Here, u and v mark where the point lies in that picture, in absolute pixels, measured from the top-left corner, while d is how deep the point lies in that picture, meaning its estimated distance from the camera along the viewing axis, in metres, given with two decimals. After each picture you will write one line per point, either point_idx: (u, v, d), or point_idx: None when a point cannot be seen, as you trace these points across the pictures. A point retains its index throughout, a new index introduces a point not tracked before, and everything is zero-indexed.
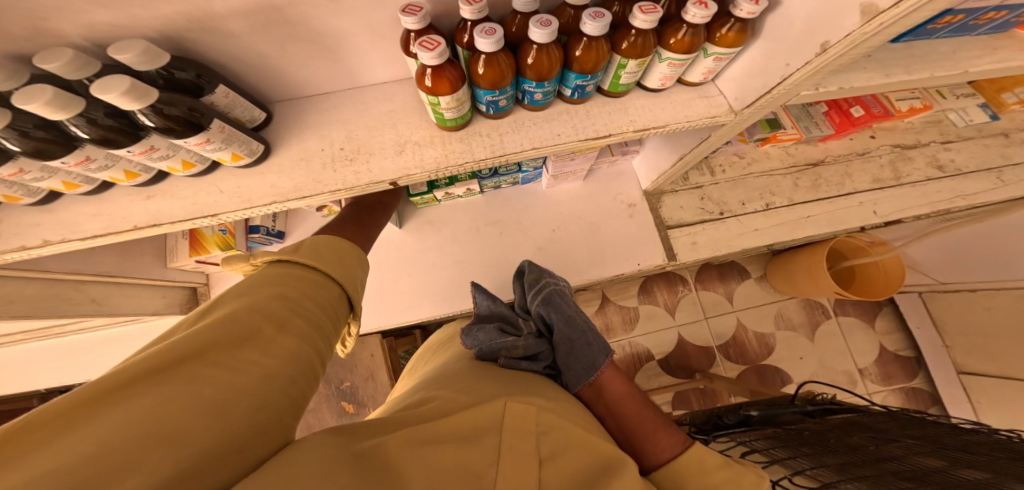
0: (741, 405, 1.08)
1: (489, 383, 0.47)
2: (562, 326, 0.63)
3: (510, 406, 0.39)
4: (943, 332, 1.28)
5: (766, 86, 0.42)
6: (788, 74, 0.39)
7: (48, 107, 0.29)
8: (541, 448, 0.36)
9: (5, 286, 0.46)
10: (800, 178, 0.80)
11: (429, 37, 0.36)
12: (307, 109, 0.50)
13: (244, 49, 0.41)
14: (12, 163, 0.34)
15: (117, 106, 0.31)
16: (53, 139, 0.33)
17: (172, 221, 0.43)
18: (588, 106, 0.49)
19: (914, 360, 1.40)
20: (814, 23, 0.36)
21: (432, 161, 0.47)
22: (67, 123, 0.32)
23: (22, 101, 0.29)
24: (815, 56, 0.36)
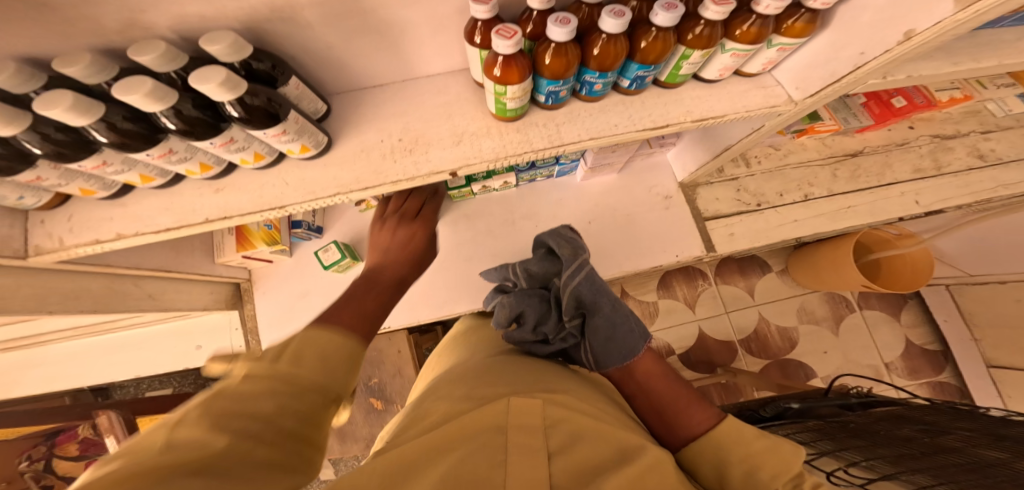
0: (775, 399, 1.07)
1: (491, 383, 0.48)
2: (605, 310, 0.60)
3: (512, 403, 0.41)
4: (973, 325, 1.26)
5: (835, 74, 0.41)
6: (863, 62, 0.38)
7: (149, 97, 0.30)
8: (550, 442, 0.37)
9: (73, 281, 0.47)
10: (838, 168, 0.78)
11: (505, 26, 0.36)
12: (363, 101, 0.50)
13: (313, 40, 0.40)
14: (96, 154, 0.34)
15: (210, 97, 0.32)
16: (140, 132, 0.34)
17: (241, 213, 0.43)
18: (644, 97, 0.49)
19: (942, 354, 1.38)
20: (897, 10, 0.35)
21: (492, 151, 0.47)
22: (158, 115, 0.32)
23: (124, 91, 0.29)
24: (898, 44, 0.35)
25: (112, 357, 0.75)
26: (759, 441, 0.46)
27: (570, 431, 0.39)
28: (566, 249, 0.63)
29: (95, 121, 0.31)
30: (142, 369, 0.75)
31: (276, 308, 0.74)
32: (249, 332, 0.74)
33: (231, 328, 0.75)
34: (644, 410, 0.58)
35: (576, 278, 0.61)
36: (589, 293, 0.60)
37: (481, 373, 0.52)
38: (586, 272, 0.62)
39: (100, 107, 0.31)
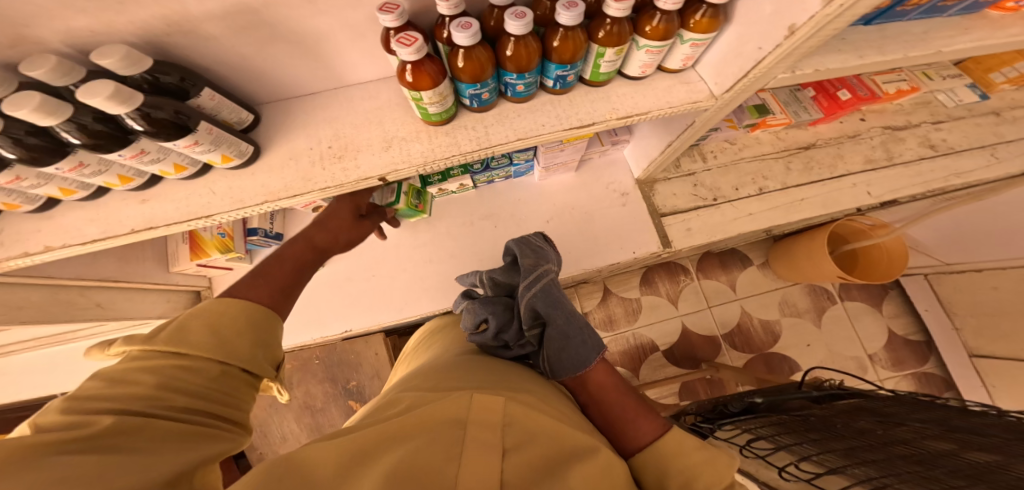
0: (746, 392, 1.08)
1: (461, 380, 0.47)
2: (559, 321, 0.59)
3: (477, 398, 0.40)
4: (951, 314, 1.25)
5: (741, 70, 0.42)
6: (760, 58, 0.39)
7: (37, 113, 0.31)
8: (505, 438, 0.36)
9: (13, 293, 0.48)
10: (792, 161, 0.79)
11: (408, 33, 0.37)
12: (295, 109, 0.52)
13: (227, 52, 0.42)
14: (8, 171, 0.35)
15: (106, 110, 0.33)
16: (46, 146, 0.35)
17: (167, 224, 0.44)
18: (571, 96, 0.49)
19: (923, 343, 1.37)
20: (781, 6, 0.36)
21: (419, 155, 0.48)
22: (59, 128, 0.34)
23: (12, 108, 0.30)
24: (783, 40, 0.36)
25: (77, 367, 0.77)
26: (697, 452, 0.43)
27: (524, 426, 0.38)
28: (529, 260, 0.63)
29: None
30: None
31: None
32: None
33: None
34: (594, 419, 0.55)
35: (533, 290, 0.60)
36: (544, 306, 0.60)
37: (448, 371, 0.52)
38: (546, 283, 0.62)
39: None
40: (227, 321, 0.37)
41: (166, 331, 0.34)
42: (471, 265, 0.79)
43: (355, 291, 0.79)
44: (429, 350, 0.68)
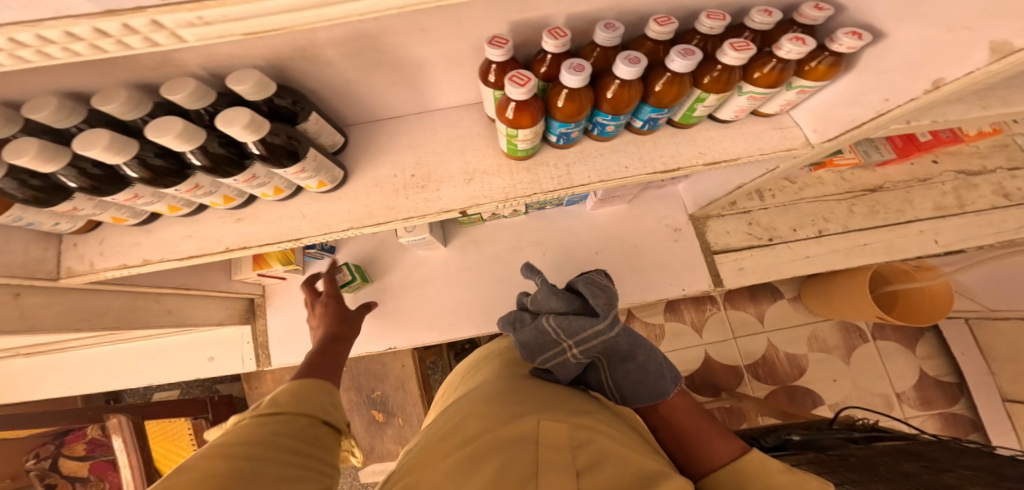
0: (779, 428, 1.05)
1: (524, 401, 0.49)
2: (640, 357, 0.55)
3: (542, 423, 0.42)
4: (989, 359, 1.21)
5: (856, 120, 0.42)
6: (886, 109, 0.39)
7: (178, 139, 0.32)
8: (577, 458, 0.37)
9: (100, 300, 0.50)
10: (856, 204, 0.78)
11: (518, 71, 0.38)
12: (380, 132, 0.53)
13: (336, 75, 0.43)
14: (129, 189, 0.36)
15: (237, 137, 0.35)
16: (169, 168, 0.36)
17: (259, 244, 0.46)
18: (655, 137, 0.49)
19: (955, 385, 1.32)
20: (927, 58, 0.36)
21: (501, 191, 0.49)
22: (187, 152, 0.35)
23: (156, 133, 0.32)
24: (923, 93, 0.36)
25: (126, 366, 0.78)
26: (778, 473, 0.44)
27: (593, 446, 0.39)
28: (600, 297, 0.54)
29: (127, 158, 0.32)
30: (155, 379, 0.77)
31: (287, 323, 0.78)
32: (260, 347, 0.78)
33: (243, 342, 0.78)
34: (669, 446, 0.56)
35: (614, 331, 0.53)
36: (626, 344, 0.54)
37: (511, 388, 0.53)
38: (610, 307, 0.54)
39: (133, 146, 0.33)
40: (304, 402, 0.45)
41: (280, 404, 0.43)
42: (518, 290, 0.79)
43: (402, 308, 0.80)
44: (482, 371, 0.68)
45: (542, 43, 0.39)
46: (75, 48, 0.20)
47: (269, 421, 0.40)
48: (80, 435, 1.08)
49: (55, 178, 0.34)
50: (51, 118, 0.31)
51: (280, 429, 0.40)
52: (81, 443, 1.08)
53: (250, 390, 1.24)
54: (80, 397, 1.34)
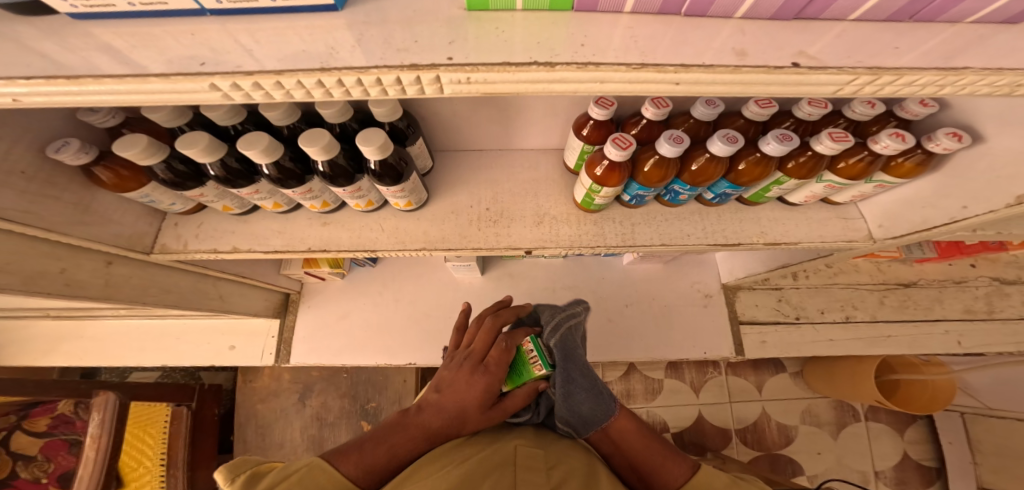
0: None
1: (497, 430, 0.54)
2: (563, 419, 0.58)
3: (520, 449, 0.48)
4: (973, 448, 1.20)
5: (927, 222, 0.44)
6: (963, 216, 0.40)
7: (321, 151, 0.37)
8: (551, 478, 0.44)
9: (169, 277, 0.52)
10: (887, 296, 0.81)
11: (619, 135, 0.43)
12: (462, 162, 0.58)
13: (446, 106, 0.49)
14: (254, 184, 0.42)
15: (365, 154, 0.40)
16: (294, 171, 0.41)
17: (337, 250, 0.50)
18: (721, 210, 0.52)
19: (934, 469, 1.29)
20: (1008, 174, 0.36)
21: (566, 238, 0.52)
22: (317, 161, 0.40)
23: (308, 142, 0.37)
24: (1005, 206, 0.36)
25: (144, 342, 0.77)
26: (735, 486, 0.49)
27: (561, 467, 0.47)
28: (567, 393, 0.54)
29: (271, 160, 0.38)
30: (171, 360, 0.77)
31: (316, 324, 0.79)
32: (283, 343, 0.78)
33: (268, 335, 0.78)
34: (625, 469, 0.55)
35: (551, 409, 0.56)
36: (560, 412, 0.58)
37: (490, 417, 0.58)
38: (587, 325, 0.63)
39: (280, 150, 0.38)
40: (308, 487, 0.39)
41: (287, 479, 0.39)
42: None
43: (429, 327, 0.81)
44: None
45: (642, 109, 0.44)
46: (292, 94, 0.23)
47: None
48: (50, 407, 0.92)
49: (201, 165, 0.40)
50: (222, 116, 0.37)
51: None
52: (48, 418, 0.91)
53: (242, 384, 1.21)
54: (57, 371, 1.28)
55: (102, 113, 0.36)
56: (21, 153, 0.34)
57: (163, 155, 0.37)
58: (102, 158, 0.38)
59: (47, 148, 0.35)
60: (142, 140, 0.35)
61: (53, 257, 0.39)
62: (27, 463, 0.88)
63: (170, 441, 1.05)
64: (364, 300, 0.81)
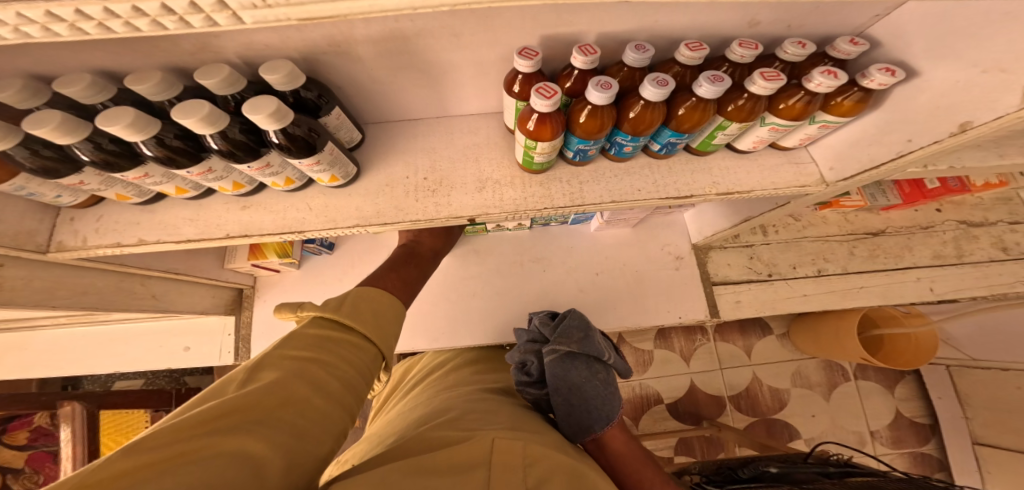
0: (756, 460, 1.05)
1: (481, 421, 0.51)
2: (562, 394, 0.59)
3: (498, 443, 0.44)
4: (964, 403, 1.20)
5: (875, 160, 0.38)
6: (908, 150, 0.35)
7: (200, 122, 0.32)
8: (527, 477, 0.40)
9: (85, 277, 0.48)
10: (857, 246, 0.79)
11: (545, 85, 0.38)
12: (398, 132, 0.53)
13: (364, 74, 0.44)
14: (141, 167, 0.36)
15: (260, 124, 0.35)
16: (186, 149, 0.36)
17: (260, 234, 0.46)
18: (671, 162, 0.47)
19: (929, 426, 1.30)
20: (952, 98, 0.32)
21: (512, 202, 0.49)
22: (207, 136, 0.35)
23: (181, 114, 0.32)
24: (948, 137, 0.31)
25: (98, 349, 0.73)
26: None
27: (539, 464, 0.43)
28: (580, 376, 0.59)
29: (149, 136, 0.33)
30: (128, 365, 0.73)
31: (275, 318, 0.76)
32: (242, 340, 0.75)
33: (225, 333, 0.75)
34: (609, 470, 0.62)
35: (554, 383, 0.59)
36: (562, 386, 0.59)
37: (478, 406, 0.56)
38: (606, 345, 0.65)
39: (153, 126, 0.33)
40: (364, 313, 0.48)
41: (344, 306, 0.47)
42: (517, 306, 0.79)
43: None
44: (448, 395, 0.63)
45: (571, 58, 0.39)
46: (107, 25, 0.21)
47: (322, 328, 0.44)
48: (26, 421, 0.95)
49: (69, 149, 0.33)
50: (80, 93, 0.31)
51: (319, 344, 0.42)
52: (26, 431, 0.94)
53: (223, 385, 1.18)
54: (35, 383, 1.25)
55: None
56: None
57: (17, 139, 0.30)
58: None
59: None
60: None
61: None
62: (17, 476, 0.94)
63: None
64: (322, 290, 0.78)
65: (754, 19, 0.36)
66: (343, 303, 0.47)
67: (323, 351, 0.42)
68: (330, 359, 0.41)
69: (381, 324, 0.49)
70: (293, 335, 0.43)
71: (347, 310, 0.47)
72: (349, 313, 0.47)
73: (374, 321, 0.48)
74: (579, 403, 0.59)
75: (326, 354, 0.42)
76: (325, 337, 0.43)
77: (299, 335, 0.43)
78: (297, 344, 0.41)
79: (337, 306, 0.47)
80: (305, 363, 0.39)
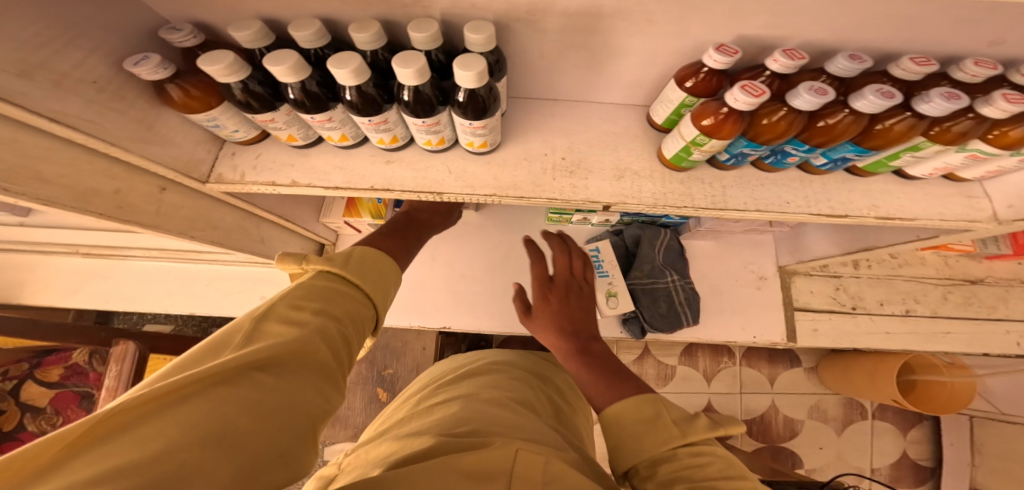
0: (771, 484, 1.05)
1: (504, 427, 0.41)
2: (642, 277, 0.74)
3: (523, 453, 0.34)
4: (975, 451, 1.20)
5: None
6: None
7: (416, 73, 0.36)
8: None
9: (209, 209, 0.49)
10: (951, 292, 0.78)
11: (753, 83, 0.35)
12: (537, 110, 0.53)
13: (534, 46, 0.45)
14: (328, 112, 0.41)
15: (462, 82, 0.37)
16: (377, 98, 0.41)
17: (401, 189, 0.48)
18: (826, 179, 0.46)
19: (930, 470, 1.30)
20: None
21: (649, 195, 0.47)
22: (405, 88, 0.39)
23: (402, 64, 0.36)
24: None
25: (178, 284, 0.74)
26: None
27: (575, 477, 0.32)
28: (668, 278, 0.73)
29: (360, 83, 0.38)
30: (203, 305, 0.73)
31: None
32: None
33: None
34: (600, 354, 0.54)
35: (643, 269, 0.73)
36: (649, 269, 0.73)
37: (506, 410, 0.47)
38: (684, 300, 0.73)
39: (368, 74, 0.38)
40: (369, 271, 0.41)
41: (352, 262, 0.40)
42: None
43: (468, 288, 0.80)
44: (461, 391, 0.54)
45: (768, 61, 0.37)
46: None
47: (328, 281, 0.37)
48: (64, 357, 0.94)
49: (279, 88, 0.39)
50: (307, 38, 0.37)
51: (332, 298, 0.36)
52: (61, 368, 0.93)
53: None
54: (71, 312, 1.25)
55: (183, 33, 0.35)
56: (87, 63, 0.32)
57: (246, 76, 0.35)
58: (176, 76, 0.37)
59: (124, 62, 0.34)
60: (228, 55, 0.34)
61: (109, 176, 0.36)
62: (35, 416, 0.89)
63: None
64: None
65: (995, 41, 0.36)
66: (351, 260, 0.41)
67: (328, 301, 0.35)
68: (342, 313, 0.35)
69: (387, 297, 0.42)
70: (303, 285, 0.36)
71: (356, 268, 0.40)
72: (358, 270, 0.40)
73: (382, 284, 0.42)
74: (654, 287, 0.73)
75: (336, 308, 0.35)
76: (336, 290, 0.37)
77: (310, 286, 0.36)
78: (311, 295, 0.35)
79: (344, 263, 0.40)
80: (317, 316, 0.33)
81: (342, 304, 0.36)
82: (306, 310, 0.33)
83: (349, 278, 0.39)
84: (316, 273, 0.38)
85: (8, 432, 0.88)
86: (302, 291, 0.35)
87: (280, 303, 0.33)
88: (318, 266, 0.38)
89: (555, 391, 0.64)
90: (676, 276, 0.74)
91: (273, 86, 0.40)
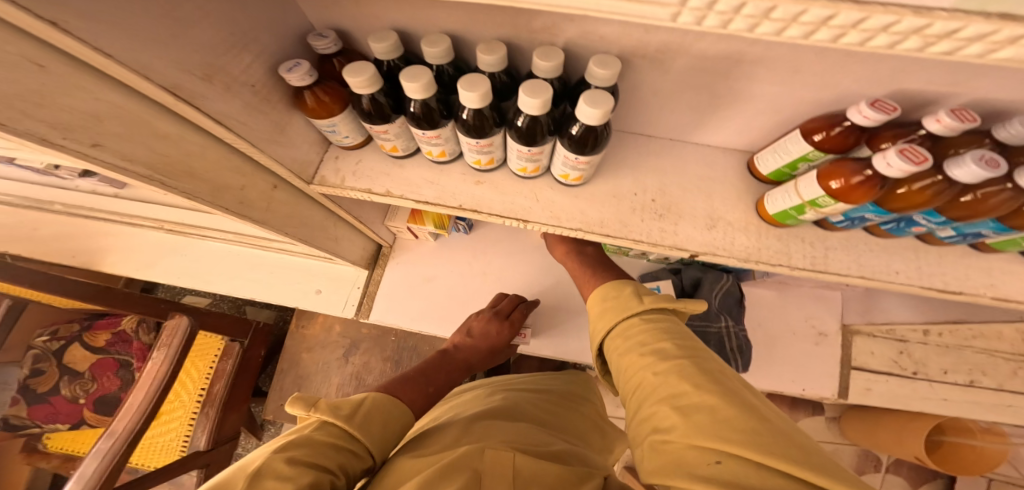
0: None
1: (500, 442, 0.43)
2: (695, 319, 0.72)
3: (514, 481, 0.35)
4: None
5: None
6: None
7: (542, 104, 0.35)
8: None
9: (298, 211, 0.49)
10: (1022, 368, 0.75)
11: (909, 146, 0.33)
12: (631, 145, 0.52)
13: (649, 83, 0.44)
14: (439, 129, 0.41)
15: (586, 117, 0.36)
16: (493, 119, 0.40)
17: (489, 212, 0.48)
18: (943, 251, 0.45)
19: None
20: None
21: (742, 249, 0.46)
22: (525, 114, 0.38)
23: (533, 93, 0.35)
24: None
25: (238, 269, 0.75)
26: (652, 455, 0.31)
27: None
28: (723, 322, 0.72)
29: (481, 108, 0.37)
30: (259, 293, 0.74)
31: (400, 283, 0.76)
32: (366, 297, 0.75)
33: (353, 286, 0.75)
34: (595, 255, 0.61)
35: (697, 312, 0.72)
36: (705, 312, 0.71)
37: (491, 415, 0.50)
38: (735, 347, 0.72)
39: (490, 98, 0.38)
40: (375, 424, 0.40)
41: (357, 414, 0.39)
42: None
43: None
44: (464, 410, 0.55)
45: (924, 121, 0.34)
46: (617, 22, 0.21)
47: (327, 434, 0.37)
48: (112, 323, 0.96)
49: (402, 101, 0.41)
50: (439, 54, 0.37)
51: (328, 453, 0.35)
52: (108, 333, 0.95)
53: (294, 328, 1.17)
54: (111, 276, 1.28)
55: (328, 40, 0.38)
56: None
57: (380, 86, 0.37)
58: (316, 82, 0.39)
59: (279, 65, 0.37)
60: (369, 68, 0.36)
61: (238, 173, 0.40)
62: (72, 379, 0.91)
63: (213, 378, 0.99)
64: (453, 266, 0.77)
65: None
66: (357, 412, 0.39)
67: (324, 455, 0.35)
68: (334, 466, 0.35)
69: (388, 440, 0.41)
70: (299, 439, 0.35)
71: (361, 422, 0.39)
72: (362, 424, 0.39)
73: (386, 427, 0.41)
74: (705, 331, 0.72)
75: (330, 463, 0.34)
76: (331, 445, 0.36)
77: (308, 443, 0.35)
78: (305, 450, 0.34)
79: (350, 415, 0.39)
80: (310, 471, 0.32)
81: (335, 457, 0.35)
82: (298, 465, 0.33)
83: (348, 430, 0.38)
84: (318, 423, 0.38)
85: (42, 393, 0.89)
86: (296, 444, 0.35)
87: (275, 458, 0.33)
88: (322, 416, 0.38)
89: (576, 398, 0.62)
90: (731, 321, 0.72)
91: (395, 99, 0.41)
